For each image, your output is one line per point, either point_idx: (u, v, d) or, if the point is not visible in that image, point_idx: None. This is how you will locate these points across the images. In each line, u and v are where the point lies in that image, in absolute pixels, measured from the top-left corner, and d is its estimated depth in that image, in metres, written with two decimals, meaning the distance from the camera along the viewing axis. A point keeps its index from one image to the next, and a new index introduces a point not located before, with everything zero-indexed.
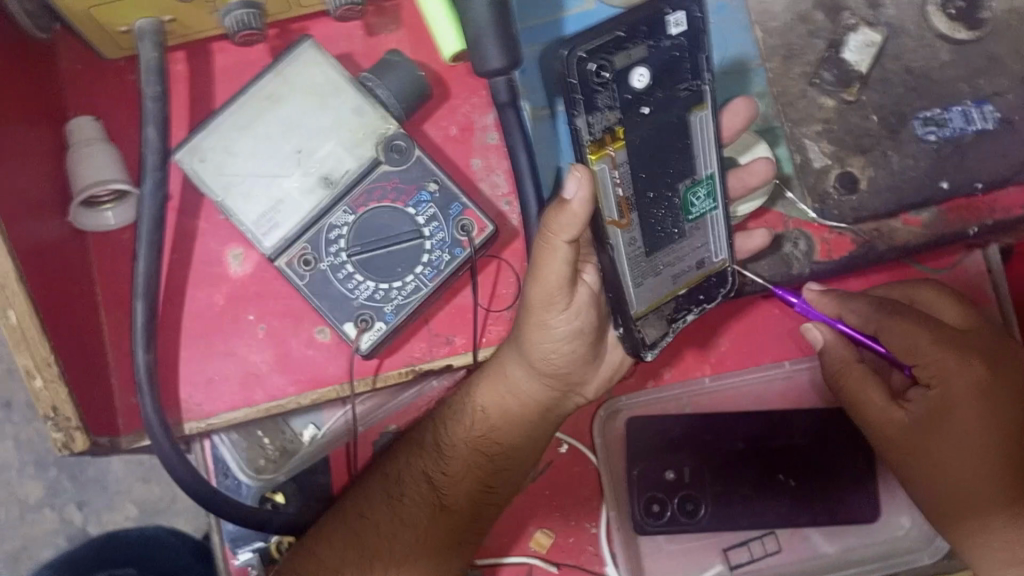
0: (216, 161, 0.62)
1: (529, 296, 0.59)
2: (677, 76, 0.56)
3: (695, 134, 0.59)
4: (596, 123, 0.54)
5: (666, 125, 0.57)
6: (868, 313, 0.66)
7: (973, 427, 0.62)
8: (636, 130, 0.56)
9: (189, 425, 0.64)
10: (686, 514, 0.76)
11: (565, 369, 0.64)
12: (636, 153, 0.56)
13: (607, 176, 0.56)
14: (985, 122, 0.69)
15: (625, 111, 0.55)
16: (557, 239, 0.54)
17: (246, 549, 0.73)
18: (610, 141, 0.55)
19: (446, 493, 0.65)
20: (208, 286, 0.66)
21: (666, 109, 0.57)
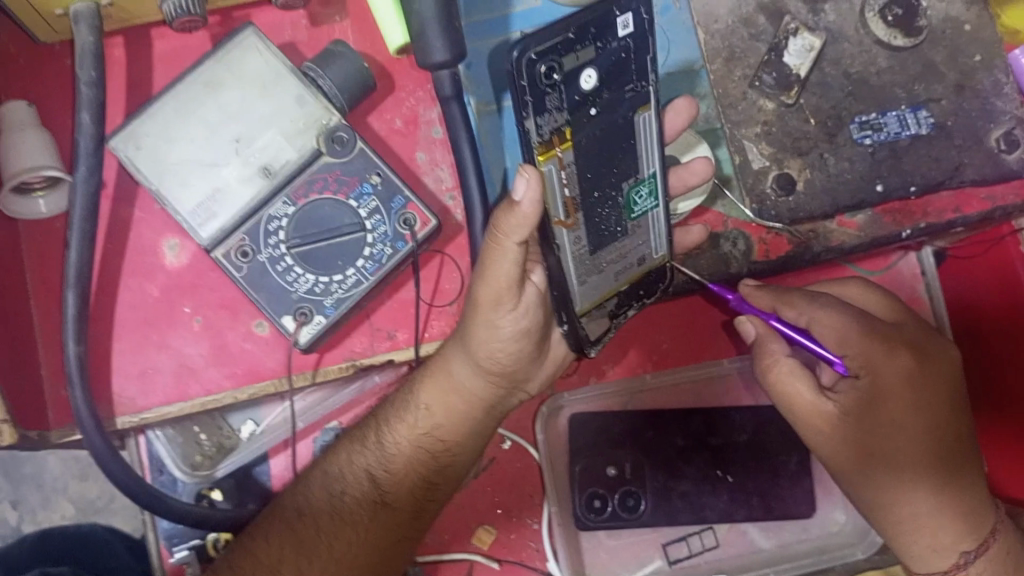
0: (152, 149, 0.61)
1: (478, 296, 0.57)
2: (624, 77, 0.55)
3: (639, 133, 0.58)
4: (544, 125, 0.53)
5: (613, 125, 0.56)
6: (802, 306, 0.67)
7: (895, 411, 0.65)
8: (583, 130, 0.55)
9: (121, 420, 0.63)
10: (626, 509, 0.77)
11: (513, 368, 0.63)
12: (582, 152, 0.55)
13: (555, 176, 0.55)
14: (920, 126, 0.70)
15: (573, 112, 0.54)
16: (506, 240, 0.53)
17: (183, 546, 0.72)
18: (558, 142, 0.54)
19: (389, 489, 0.64)
20: (143, 277, 0.64)
21: (612, 109, 0.56)
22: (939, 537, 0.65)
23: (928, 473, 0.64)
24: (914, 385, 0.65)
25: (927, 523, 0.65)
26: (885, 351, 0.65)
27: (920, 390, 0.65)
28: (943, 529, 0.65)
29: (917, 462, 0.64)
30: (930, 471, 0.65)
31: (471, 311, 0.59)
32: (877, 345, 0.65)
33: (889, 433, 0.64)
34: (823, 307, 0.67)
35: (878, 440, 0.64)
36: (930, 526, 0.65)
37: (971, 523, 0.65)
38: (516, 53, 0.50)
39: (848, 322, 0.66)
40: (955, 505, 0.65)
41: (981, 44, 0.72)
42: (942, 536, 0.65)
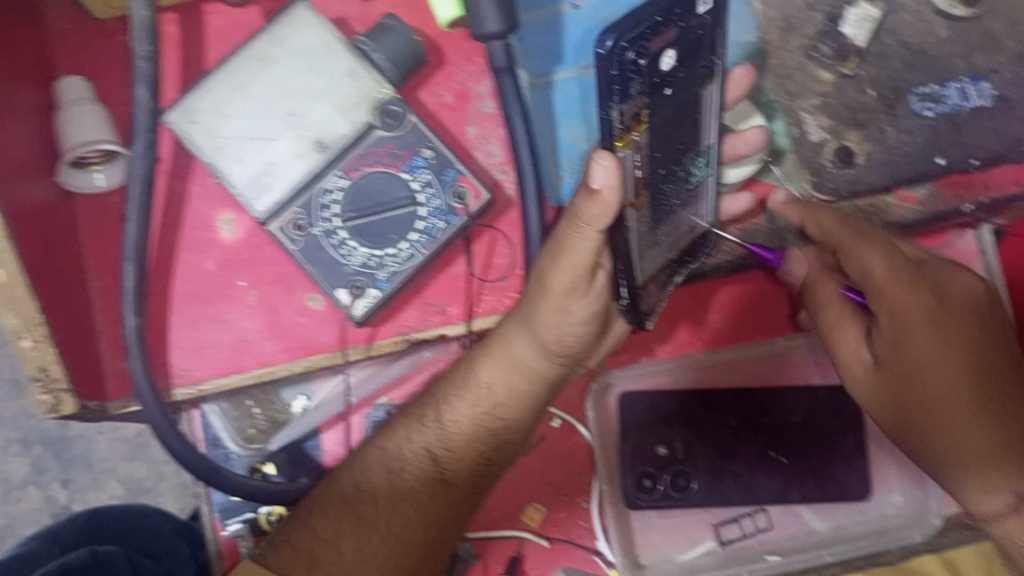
0: (207, 123, 0.62)
1: (549, 281, 0.58)
2: (697, 57, 0.54)
3: (705, 106, 0.58)
4: (627, 111, 0.48)
5: (684, 102, 0.55)
6: (836, 231, 0.61)
7: (924, 351, 0.60)
8: (658, 111, 0.52)
9: (179, 392, 0.64)
10: (677, 489, 0.77)
11: (579, 349, 0.63)
12: (654, 132, 0.53)
13: (630, 161, 0.51)
14: (981, 99, 0.68)
15: (651, 95, 0.50)
16: (585, 228, 0.53)
17: (236, 519, 0.73)
18: (635, 126, 0.50)
19: (448, 466, 0.64)
20: (199, 251, 0.65)
21: (683, 88, 0.54)
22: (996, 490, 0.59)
23: (974, 422, 0.59)
24: (941, 321, 0.60)
25: (980, 475, 0.59)
26: (906, 286, 0.60)
27: (948, 321, 0.60)
28: (998, 479, 0.59)
29: (964, 414, 0.59)
30: (976, 420, 0.59)
31: (540, 292, 0.59)
32: (899, 278, 0.60)
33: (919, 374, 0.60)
34: (851, 231, 0.61)
35: (911, 390, 0.60)
36: (986, 479, 0.59)
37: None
38: (609, 41, 0.45)
39: (876, 252, 0.60)
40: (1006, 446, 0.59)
41: None
42: (991, 484, 0.59)
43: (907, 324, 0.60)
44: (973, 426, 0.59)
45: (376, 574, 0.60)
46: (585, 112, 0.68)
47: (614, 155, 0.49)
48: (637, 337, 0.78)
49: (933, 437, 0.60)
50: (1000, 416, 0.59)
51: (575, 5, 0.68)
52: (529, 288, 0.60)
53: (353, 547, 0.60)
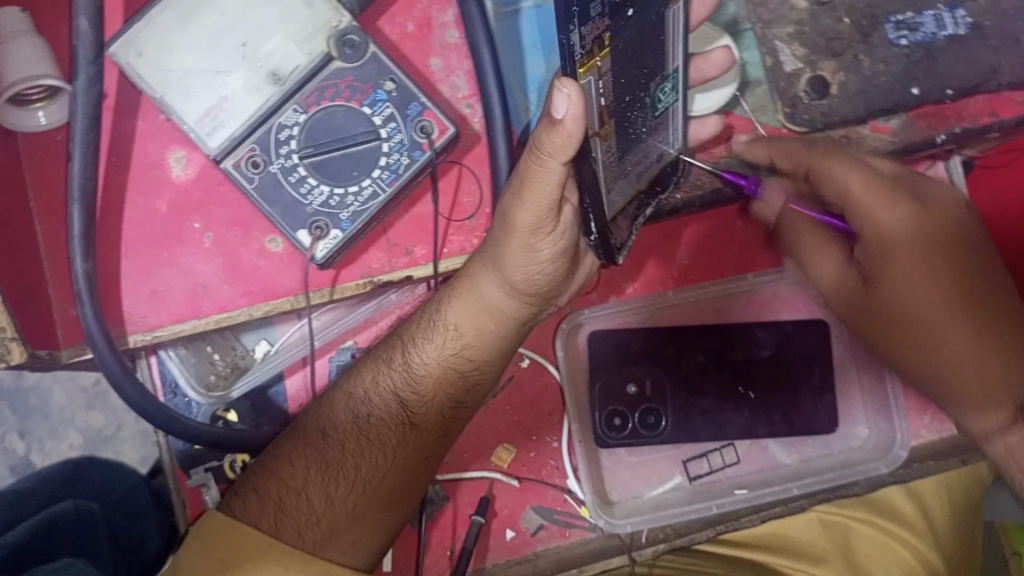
0: (154, 55, 0.58)
1: (515, 219, 0.55)
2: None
3: (669, 26, 0.53)
4: (588, 34, 0.44)
5: (646, 24, 0.50)
6: (798, 157, 0.61)
7: (911, 268, 0.58)
8: (620, 33, 0.48)
9: (134, 338, 0.61)
10: (647, 427, 0.76)
11: (547, 288, 0.61)
12: (617, 57, 0.49)
13: (592, 88, 0.47)
14: (957, 27, 0.67)
15: (613, 17, 0.46)
16: (550, 160, 0.50)
17: (200, 467, 0.71)
18: (597, 51, 0.46)
19: (417, 410, 0.62)
20: (150, 192, 0.62)
21: (648, 8, 0.49)
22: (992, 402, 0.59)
23: (958, 336, 0.58)
24: (913, 236, 0.58)
25: (964, 386, 0.59)
26: (890, 205, 0.58)
27: (931, 235, 0.59)
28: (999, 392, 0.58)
29: (952, 328, 0.58)
30: (964, 334, 0.58)
31: (502, 228, 0.57)
32: (879, 198, 0.58)
33: (901, 289, 0.59)
34: (818, 151, 0.60)
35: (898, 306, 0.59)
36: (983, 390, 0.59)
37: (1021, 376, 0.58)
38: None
39: (849, 170, 0.58)
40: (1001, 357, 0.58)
41: None
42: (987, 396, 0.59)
43: (884, 245, 0.59)
44: (957, 341, 0.58)
45: (345, 521, 0.59)
46: (553, 43, 0.65)
47: (578, 84, 0.45)
48: (605, 276, 0.77)
49: (923, 350, 0.60)
50: (986, 329, 0.58)
51: None
52: (495, 227, 0.58)
53: (321, 494, 0.59)
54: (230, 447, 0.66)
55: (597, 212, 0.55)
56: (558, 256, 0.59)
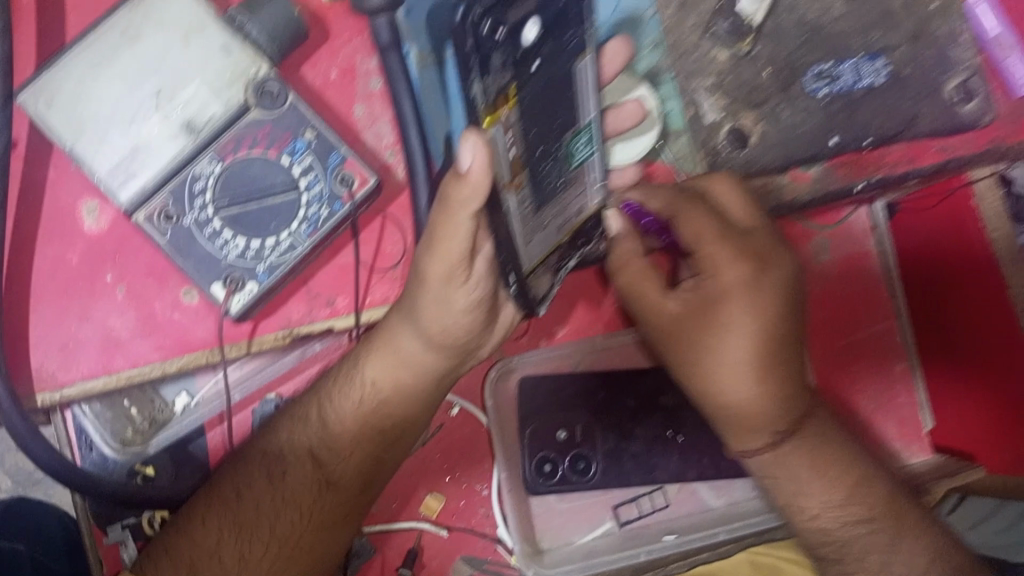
0: (66, 103, 0.56)
1: (428, 272, 0.55)
2: (565, 26, 0.50)
3: (577, 83, 0.54)
4: (490, 85, 0.44)
5: (553, 77, 0.51)
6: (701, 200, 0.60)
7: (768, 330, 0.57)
8: (527, 88, 0.48)
9: (42, 396, 0.59)
10: (577, 473, 0.76)
11: (464, 339, 0.61)
12: (524, 110, 0.48)
13: (501, 140, 0.47)
14: (876, 76, 0.68)
15: (518, 69, 0.46)
16: (458, 210, 0.50)
17: (117, 525, 0.69)
18: (503, 102, 0.46)
19: (334, 468, 0.61)
20: (62, 244, 0.60)
21: (552, 61, 0.50)
22: (816, 473, 0.64)
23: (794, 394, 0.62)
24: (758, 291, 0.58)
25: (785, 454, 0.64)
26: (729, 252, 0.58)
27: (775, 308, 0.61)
28: (842, 468, 0.64)
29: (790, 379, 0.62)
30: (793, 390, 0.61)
31: (420, 283, 0.56)
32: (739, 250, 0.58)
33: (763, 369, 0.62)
34: (684, 201, 0.59)
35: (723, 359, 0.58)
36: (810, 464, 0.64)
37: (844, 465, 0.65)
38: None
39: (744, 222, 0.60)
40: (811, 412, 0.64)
41: None
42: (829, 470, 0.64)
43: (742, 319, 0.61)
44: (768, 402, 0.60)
45: None
46: None
47: (483, 136, 0.45)
48: (536, 321, 0.75)
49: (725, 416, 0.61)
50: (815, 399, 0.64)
51: None
52: (410, 277, 0.58)
53: (234, 555, 0.58)
54: (145, 505, 0.65)
55: (514, 263, 0.54)
56: (474, 308, 0.59)
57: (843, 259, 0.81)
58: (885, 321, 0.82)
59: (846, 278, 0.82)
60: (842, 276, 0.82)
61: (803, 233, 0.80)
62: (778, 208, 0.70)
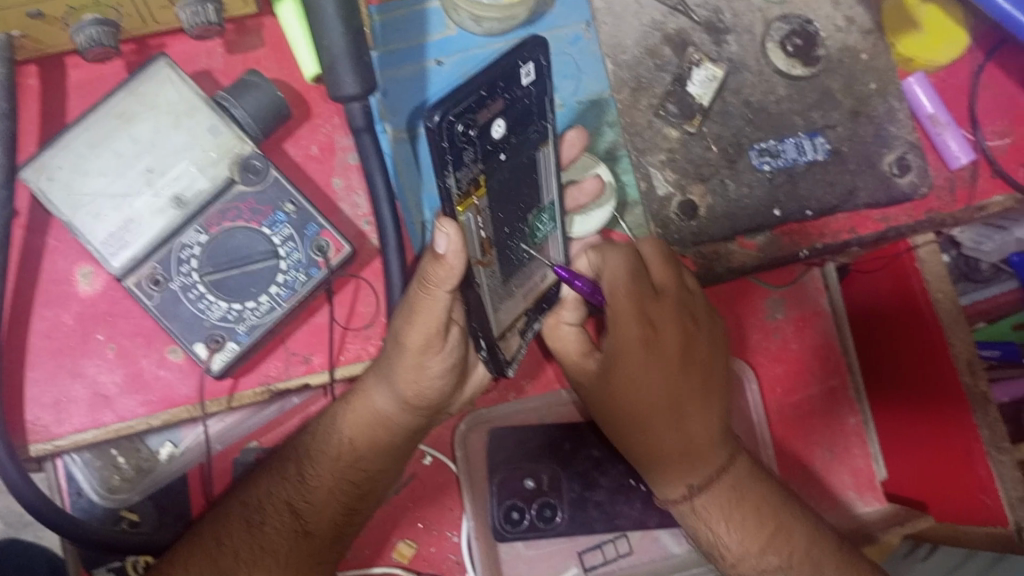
0: (65, 179, 0.62)
1: (404, 338, 0.59)
2: (528, 121, 0.53)
3: (540, 167, 0.58)
4: (463, 178, 0.50)
5: (518, 165, 0.55)
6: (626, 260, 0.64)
7: (657, 383, 0.64)
8: (495, 175, 0.53)
9: (35, 447, 0.64)
10: (544, 521, 0.79)
11: (436, 400, 0.65)
12: (494, 195, 0.54)
13: (472, 224, 0.53)
14: (816, 152, 0.74)
15: (486, 161, 0.51)
16: (437, 290, 0.55)
17: (102, 567, 0.73)
18: (474, 191, 0.52)
19: (312, 520, 0.65)
20: (57, 306, 0.65)
21: (519, 150, 0.55)
22: (732, 523, 0.67)
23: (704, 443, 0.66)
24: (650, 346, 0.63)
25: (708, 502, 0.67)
26: (636, 315, 0.63)
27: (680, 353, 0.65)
28: (760, 517, 0.67)
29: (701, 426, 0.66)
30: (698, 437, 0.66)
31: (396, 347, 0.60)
32: (643, 311, 0.63)
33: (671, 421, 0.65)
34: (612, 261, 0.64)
35: (623, 405, 0.65)
36: (727, 513, 0.67)
37: (761, 511, 0.67)
38: (437, 117, 0.45)
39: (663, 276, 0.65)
40: (734, 458, 0.67)
41: (876, 73, 0.76)
42: (748, 518, 0.67)
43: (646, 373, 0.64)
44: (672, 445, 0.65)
45: None
46: None
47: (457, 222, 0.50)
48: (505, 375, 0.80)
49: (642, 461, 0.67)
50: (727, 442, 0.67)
51: (437, 62, 0.72)
52: (387, 343, 0.62)
53: None
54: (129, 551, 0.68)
55: (484, 330, 0.60)
56: (445, 370, 0.63)
57: (796, 317, 0.85)
58: (839, 375, 0.85)
59: (801, 334, 0.85)
60: (800, 331, 0.85)
61: (757, 292, 0.85)
62: (728, 275, 0.74)
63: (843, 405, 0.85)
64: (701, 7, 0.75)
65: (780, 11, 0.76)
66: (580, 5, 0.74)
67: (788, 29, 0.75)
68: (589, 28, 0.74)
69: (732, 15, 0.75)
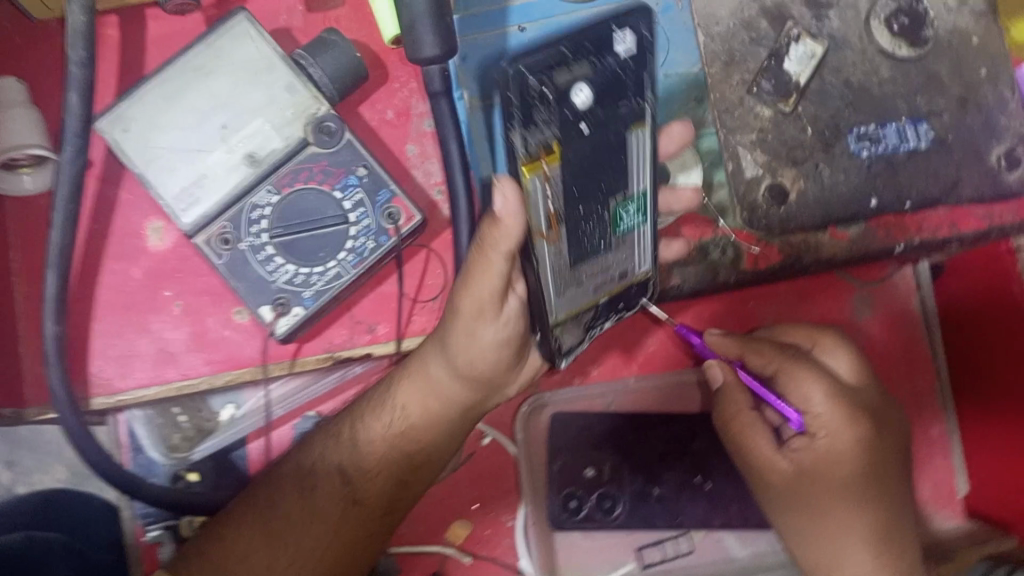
0: (140, 131, 0.61)
1: (459, 305, 0.58)
2: (618, 95, 0.54)
3: (632, 150, 0.56)
4: (532, 136, 0.51)
5: (604, 144, 0.54)
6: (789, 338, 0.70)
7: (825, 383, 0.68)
8: (571, 146, 0.53)
9: (98, 401, 0.63)
10: (602, 512, 0.75)
11: (489, 373, 0.63)
12: (569, 167, 0.53)
13: (539, 192, 0.52)
14: (919, 140, 0.69)
15: (562, 127, 0.52)
16: (494, 254, 0.53)
17: (158, 524, 0.71)
18: (545, 156, 0.52)
19: (362, 487, 0.64)
20: (126, 259, 0.65)
21: (605, 128, 0.54)
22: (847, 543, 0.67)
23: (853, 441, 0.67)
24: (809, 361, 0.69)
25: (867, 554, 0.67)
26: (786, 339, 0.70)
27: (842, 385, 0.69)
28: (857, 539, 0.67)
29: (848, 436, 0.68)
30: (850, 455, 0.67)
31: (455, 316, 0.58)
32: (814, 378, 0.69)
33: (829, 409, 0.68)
34: (791, 361, 0.68)
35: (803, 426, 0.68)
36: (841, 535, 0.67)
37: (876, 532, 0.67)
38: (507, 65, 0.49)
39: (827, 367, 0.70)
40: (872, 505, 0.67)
41: (987, 58, 0.71)
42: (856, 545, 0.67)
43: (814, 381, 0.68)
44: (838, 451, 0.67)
45: None
46: None
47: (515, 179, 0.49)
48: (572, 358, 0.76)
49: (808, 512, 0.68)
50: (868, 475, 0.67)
51: (519, 27, 0.69)
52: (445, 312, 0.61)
53: (263, 562, 0.61)
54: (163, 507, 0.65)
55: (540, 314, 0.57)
56: (502, 345, 0.61)
57: (884, 317, 0.80)
58: (925, 380, 0.81)
59: (889, 336, 0.80)
60: (887, 333, 0.80)
61: (843, 290, 0.79)
62: (815, 266, 0.71)
63: (923, 413, 0.80)
64: None
65: None
66: None
67: (895, 6, 0.70)
68: None
69: None
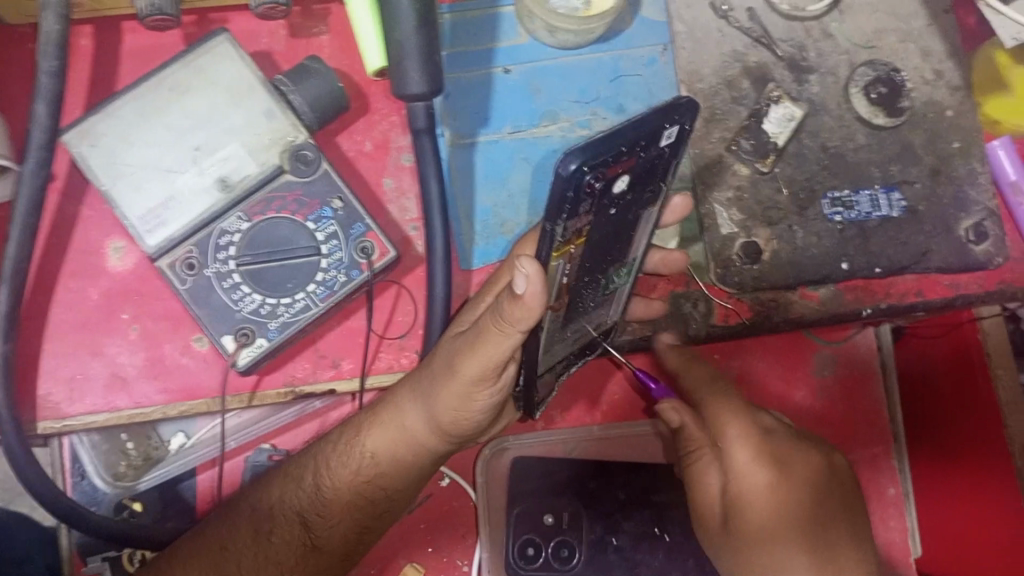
0: (108, 146, 0.59)
1: (459, 369, 0.55)
2: (650, 180, 0.49)
3: (641, 227, 0.55)
4: (569, 227, 0.46)
5: (624, 220, 0.51)
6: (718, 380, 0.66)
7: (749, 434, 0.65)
8: (597, 229, 0.49)
9: (43, 425, 0.61)
10: (560, 560, 0.72)
11: (470, 430, 0.61)
12: (589, 247, 0.51)
13: (560, 270, 0.50)
14: (892, 209, 0.70)
15: (597, 214, 0.47)
16: (510, 329, 0.51)
17: (98, 555, 0.68)
18: (573, 241, 0.48)
19: (323, 534, 0.62)
20: (85, 278, 0.63)
21: (628, 210, 0.50)
22: None
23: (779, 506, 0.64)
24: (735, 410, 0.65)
25: None
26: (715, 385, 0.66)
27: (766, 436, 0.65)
28: None
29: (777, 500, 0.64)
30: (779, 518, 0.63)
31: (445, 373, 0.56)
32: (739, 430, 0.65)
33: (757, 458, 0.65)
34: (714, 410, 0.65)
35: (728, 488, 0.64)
36: None
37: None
38: (569, 165, 0.41)
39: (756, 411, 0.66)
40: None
41: (961, 131, 0.72)
42: None
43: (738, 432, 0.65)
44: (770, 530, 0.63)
45: None
46: (504, 177, 0.67)
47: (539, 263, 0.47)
48: None
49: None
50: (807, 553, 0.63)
51: (504, 70, 0.69)
52: (433, 361, 0.58)
53: None
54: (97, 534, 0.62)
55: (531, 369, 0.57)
56: (491, 407, 0.59)
57: (845, 377, 0.78)
58: (884, 442, 0.78)
59: (851, 398, 0.78)
60: (849, 394, 0.78)
61: (807, 346, 0.78)
62: (784, 325, 0.70)
63: (880, 473, 0.77)
64: (786, 41, 0.72)
65: (867, 56, 0.72)
66: (660, 25, 0.71)
67: (872, 76, 0.71)
68: (666, 51, 0.71)
69: (817, 54, 0.72)
